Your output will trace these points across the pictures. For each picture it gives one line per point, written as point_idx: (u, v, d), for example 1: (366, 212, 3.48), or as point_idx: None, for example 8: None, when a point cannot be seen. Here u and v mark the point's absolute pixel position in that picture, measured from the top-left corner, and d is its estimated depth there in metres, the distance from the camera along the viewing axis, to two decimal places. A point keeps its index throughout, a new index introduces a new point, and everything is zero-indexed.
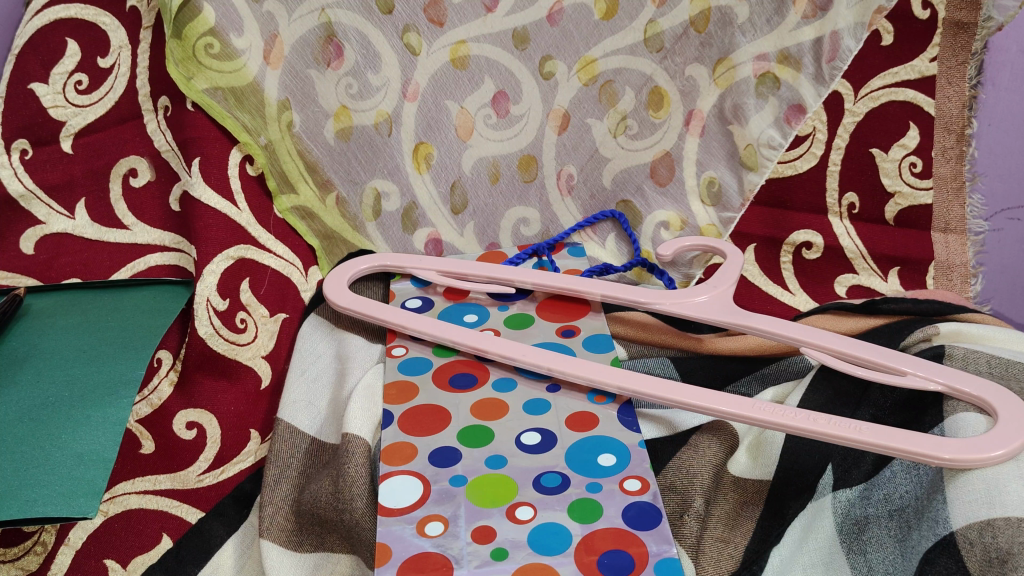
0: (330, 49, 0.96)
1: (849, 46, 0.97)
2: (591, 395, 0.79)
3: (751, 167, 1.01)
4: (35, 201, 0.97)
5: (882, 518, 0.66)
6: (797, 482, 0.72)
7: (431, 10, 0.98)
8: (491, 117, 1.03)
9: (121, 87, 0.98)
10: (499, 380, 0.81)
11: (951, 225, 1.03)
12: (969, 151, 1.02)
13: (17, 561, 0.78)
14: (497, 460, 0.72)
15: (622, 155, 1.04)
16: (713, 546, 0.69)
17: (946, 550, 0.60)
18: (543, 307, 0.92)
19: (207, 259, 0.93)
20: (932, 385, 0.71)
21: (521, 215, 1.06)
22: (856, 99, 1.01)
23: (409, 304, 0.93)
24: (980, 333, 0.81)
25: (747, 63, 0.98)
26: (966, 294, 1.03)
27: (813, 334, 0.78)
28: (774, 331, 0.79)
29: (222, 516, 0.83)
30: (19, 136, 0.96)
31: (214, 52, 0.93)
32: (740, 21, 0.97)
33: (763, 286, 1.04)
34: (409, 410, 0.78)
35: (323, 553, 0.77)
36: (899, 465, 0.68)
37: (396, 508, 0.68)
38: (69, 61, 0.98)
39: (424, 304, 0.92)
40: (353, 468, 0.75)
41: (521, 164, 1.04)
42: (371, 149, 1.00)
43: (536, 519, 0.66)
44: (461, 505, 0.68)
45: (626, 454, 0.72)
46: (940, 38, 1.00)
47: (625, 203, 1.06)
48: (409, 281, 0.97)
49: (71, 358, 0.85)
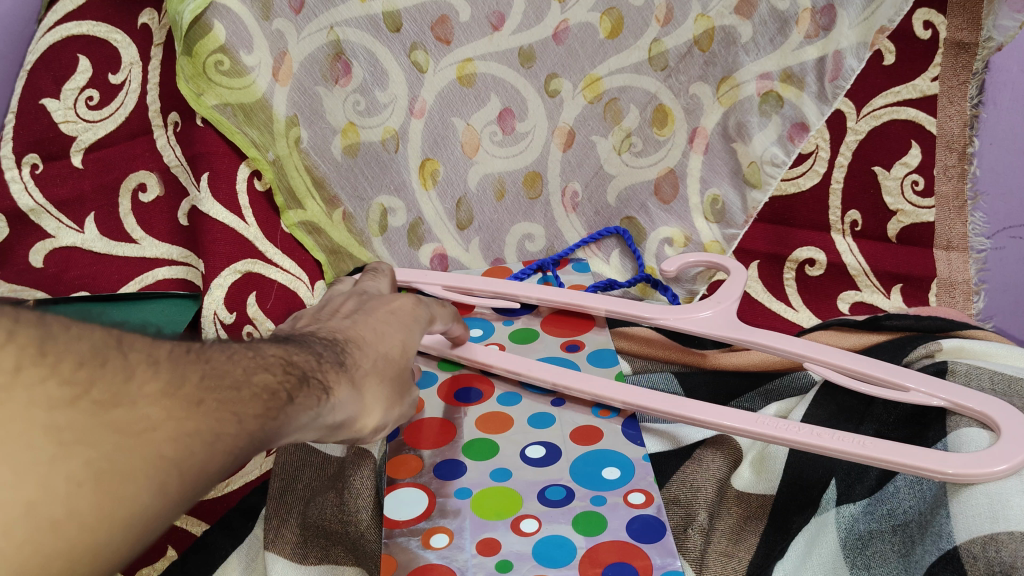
0: (338, 67, 0.96)
1: (852, 65, 0.98)
2: (596, 409, 0.79)
3: (755, 185, 1.02)
4: (46, 215, 0.97)
5: (887, 533, 0.67)
6: (802, 497, 0.73)
7: (439, 29, 0.98)
8: (497, 134, 1.04)
9: (131, 103, 0.98)
10: (504, 395, 0.82)
11: (953, 243, 1.04)
12: (971, 170, 1.03)
13: None
14: (502, 472, 0.73)
15: (627, 172, 1.06)
16: (716, 559, 0.69)
17: (950, 563, 0.60)
18: (548, 322, 0.93)
19: (213, 274, 0.95)
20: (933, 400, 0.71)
21: (526, 232, 1.08)
22: (858, 117, 1.02)
23: None
24: (983, 350, 0.81)
25: (751, 81, 0.99)
26: (968, 311, 1.04)
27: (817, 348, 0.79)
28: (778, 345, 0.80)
29: (227, 528, 0.81)
30: (30, 150, 0.97)
31: (224, 69, 0.91)
32: (744, 41, 0.98)
33: (766, 301, 1.06)
34: (415, 424, 0.79)
35: (328, 565, 0.73)
36: (904, 480, 0.69)
37: (402, 520, 0.68)
38: (80, 77, 0.97)
39: None
40: (359, 479, 0.79)
41: (526, 181, 1.06)
42: (378, 165, 1.00)
43: (541, 532, 0.66)
44: (465, 517, 0.68)
45: (631, 467, 0.72)
46: (942, 58, 1.00)
47: (630, 220, 1.08)
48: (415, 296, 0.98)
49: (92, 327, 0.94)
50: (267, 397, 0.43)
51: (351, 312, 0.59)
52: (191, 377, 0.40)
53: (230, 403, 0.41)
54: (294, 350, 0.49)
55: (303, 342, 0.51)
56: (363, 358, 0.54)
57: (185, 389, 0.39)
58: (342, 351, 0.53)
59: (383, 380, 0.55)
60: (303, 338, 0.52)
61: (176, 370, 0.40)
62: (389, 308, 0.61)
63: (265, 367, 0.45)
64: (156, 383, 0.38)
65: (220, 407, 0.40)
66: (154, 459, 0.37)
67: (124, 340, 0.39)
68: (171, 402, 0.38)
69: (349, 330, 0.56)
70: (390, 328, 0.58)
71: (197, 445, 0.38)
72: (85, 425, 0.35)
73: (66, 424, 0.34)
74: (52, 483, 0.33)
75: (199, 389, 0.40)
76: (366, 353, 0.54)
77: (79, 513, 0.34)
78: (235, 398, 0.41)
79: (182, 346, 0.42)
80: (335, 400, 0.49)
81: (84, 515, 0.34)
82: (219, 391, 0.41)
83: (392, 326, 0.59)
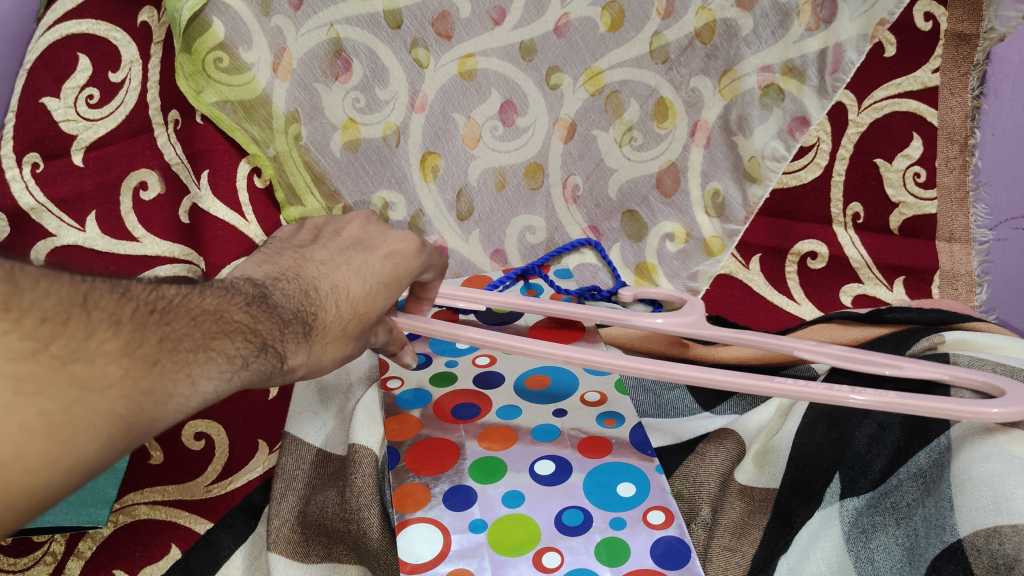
0: (338, 64, 0.95)
1: (851, 58, 0.98)
2: (601, 420, 0.81)
3: (754, 180, 1.03)
4: (46, 214, 0.90)
5: (890, 526, 0.67)
6: (803, 491, 0.72)
7: (439, 24, 0.98)
8: (498, 127, 1.04)
9: (132, 102, 0.93)
10: (503, 408, 0.83)
11: (955, 235, 1.04)
12: (973, 161, 1.02)
13: (27, 571, 0.79)
14: (514, 497, 0.73)
15: (628, 166, 1.07)
16: (720, 554, 0.69)
17: (954, 556, 0.61)
18: (537, 331, 0.93)
19: (215, 269, 0.97)
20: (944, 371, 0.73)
21: (526, 223, 1.09)
22: (859, 109, 1.02)
23: None
24: (987, 342, 0.82)
25: (751, 74, 0.99)
26: (971, 303, 1.03)
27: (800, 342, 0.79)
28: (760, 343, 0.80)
29: (230, 527, 0.82)
30: (30, 150, 0.89)
31: (224, 65, 0.91)
32: (744, 33, 0.98)
33: (769, 296, 1.06)
34: (414, 446, 0.78)
35: (330, 564, 0.76)
36: (906, 473, 0.70)
37: (419, 564, 0.67)
38: (80, 76, 0.91)
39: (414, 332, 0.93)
40: (360, 478, 0.76)
41: (527, 172, 1.07)
42: (379, 160, 1.00)
43: (563, 565, 0.66)
44: (484, 556, 0.68)
45: (646, 483, 0.73)
46: (942, 49, 1.00)
47: (631, 213, 1.09)
48: None
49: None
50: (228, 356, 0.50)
51: (349, 247, 0.65)
52: (150, 339, 0.47)
53: (184, 364, 0.48)
54: (262, 313, 0.54)
55: (275, 302, 0.56)
56: (332, 316, 0.59)
57: (143, 350, 0.46)
58: (311, 312, 0.58)
59: (341, 333, 0.60)
60: (282, 287, 0.58)
61: (136, 333, 0.47)
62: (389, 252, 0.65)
63: (225, 333, 0.51)
64: (115, 343, 0.46)
65: (175, 367, 0.47)
66: (109, 410, 0.44)
67: (89, 299, 0.48)
68: (129, 360, 0.46)
69: (332, 279, 0.61)
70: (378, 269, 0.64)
71: (147, 402, 0.45)
72: (46, 378, 0.42)
73: (25, 375, 0.42)
74: (7, 430, 0.40)
75: (157, 349, 0.47)
76: (337, 312, 0.60)
77: (27, 457, 0.40)
78: (190, 359, 0.48)
79: (149, 308, 0.49)
80: (290, 364, 0.56)
81: (36, 461, 0.41)
82: (176, 353, 0.48)
83: (380, 270, 0.64)
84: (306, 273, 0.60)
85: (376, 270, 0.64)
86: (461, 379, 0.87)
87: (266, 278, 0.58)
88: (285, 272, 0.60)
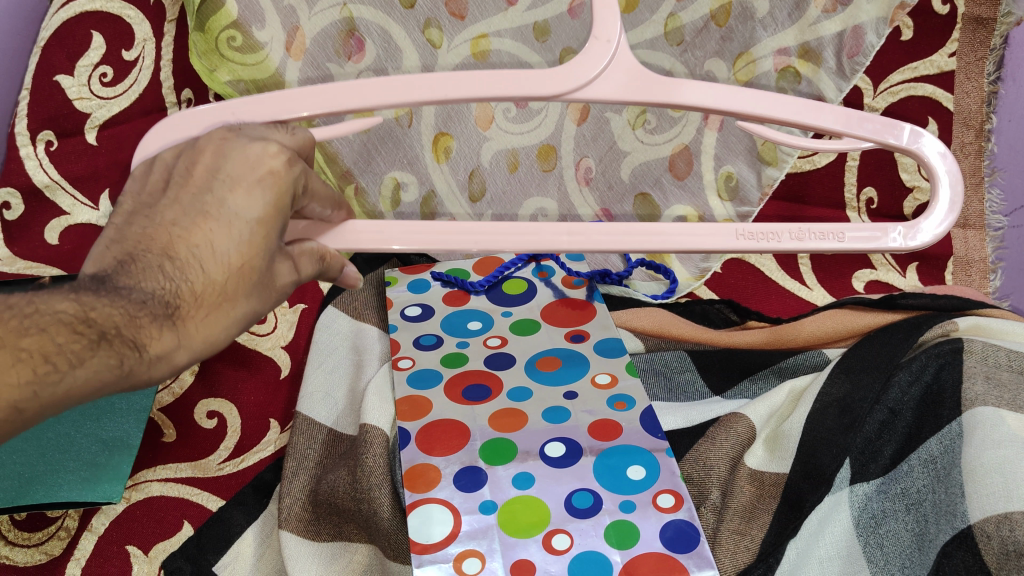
0: (351, 43, 0.95)
1: (871, 41, 0.97)
2: (612, 403, 0.81)
3: (770, 162, 1.05)
4: (60, 192, 0.91)
5: (900, 512, 0.68)
6: (813, 476, 0.71)
7: (451, 4, 0.94)
8: (511, 110, 1.02)
9: (145, 80, 0.93)
10: (512, 390, 0.84)
11: (969, 221, 1.05)
12: (988, 147, 1.02)
13: (41, 546, 0.78)
14: (524, 479, 0.73)
15: (640, 149, 1.04)
16: (729, 537, 0.70)
17: (964, 544, 0.62)
18: (548, 312, 0.95)
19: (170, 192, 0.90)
20: (930, 188, 0.62)
21: (539, 206, 1.08)
22: (875, 93, 1.00)
23: (409, 312, 0.94)
24: (1001, 328, 0.83)
25: (767, 57, 0.96)
26: (984, 290, 1.05)
27: (848, 116, 0.60)
28: (809, 122, 0.59)
29: (242, 505, 0.81)
30: (45, 127, 0.90)
31: (237, 44, 0.93)
32: (762, 15, 0.94)
33: (780, 280, 1.06)
34: (424, 427, 0.78)
35: (340, 543, 0.76)
36: (917, 459, 0.70)
37: (430, 545, 0.67)
38: (94, 54, 0.91)
39: (424, 312, 0.94)
40: (372, 459, 0.76)
41: (540, 154, 1.05)
42: (391, 140, 1.02)
43: (573, 548, 0.67)
44: (495, 538, 0.69)
45: (656, 467, 0.74)
46: (959, 33, 0.99)
47: (643, 196, 1.06)
48: (404, 287, 0.97)
49: (85, 421, 0.80)
50: (36, 360, 0.44)
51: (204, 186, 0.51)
52: None
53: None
54: (99, 299, 0.46)
55: (123, 286, 0.47)
56: (202, 283, 0.49)
57: None
58: (172, 286, 0.48)
59: (229, 297, 0.50)
60: (127, 270, 0.48)
61: None
62: (255, 178, 0.51)
63: (41, 330, 0.45)
64: None
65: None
66: None
67: None
68: None
69: (192, 237, 0.49)
70: (244, 208, 0.51)
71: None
72: None
73: None
74: None
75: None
76: (208, 276, 0.49)
77: None
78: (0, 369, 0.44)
79: None
80: (152, 352, 0.48)
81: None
82: None
83: (246, 210, 0.51)
84: (158, 243, 0.49)
85: (239, 210, 0.51)
86: (473, 361, 0.88)
87: (109, 263, 0.48)
88: (133, 251, 0.48)
